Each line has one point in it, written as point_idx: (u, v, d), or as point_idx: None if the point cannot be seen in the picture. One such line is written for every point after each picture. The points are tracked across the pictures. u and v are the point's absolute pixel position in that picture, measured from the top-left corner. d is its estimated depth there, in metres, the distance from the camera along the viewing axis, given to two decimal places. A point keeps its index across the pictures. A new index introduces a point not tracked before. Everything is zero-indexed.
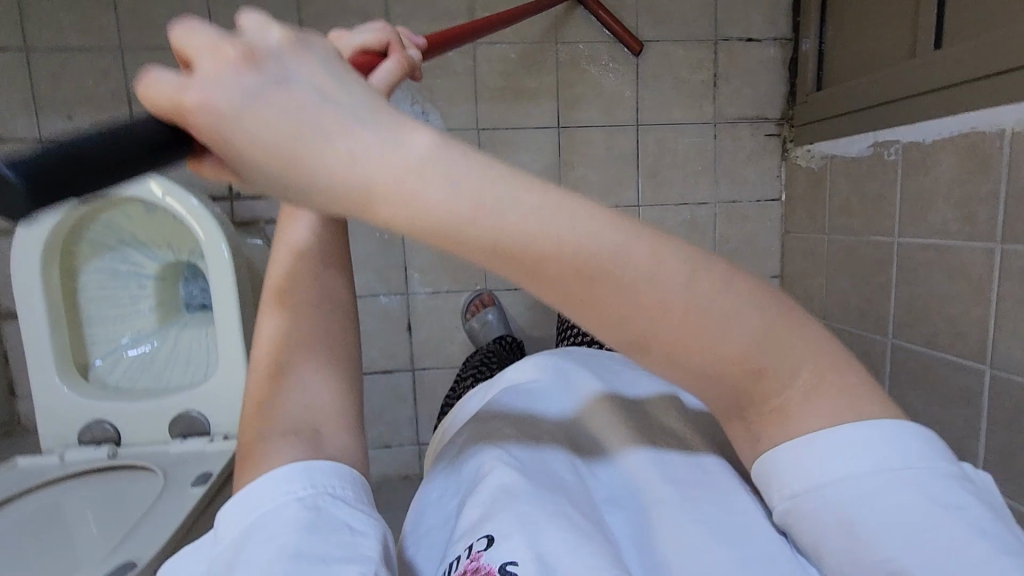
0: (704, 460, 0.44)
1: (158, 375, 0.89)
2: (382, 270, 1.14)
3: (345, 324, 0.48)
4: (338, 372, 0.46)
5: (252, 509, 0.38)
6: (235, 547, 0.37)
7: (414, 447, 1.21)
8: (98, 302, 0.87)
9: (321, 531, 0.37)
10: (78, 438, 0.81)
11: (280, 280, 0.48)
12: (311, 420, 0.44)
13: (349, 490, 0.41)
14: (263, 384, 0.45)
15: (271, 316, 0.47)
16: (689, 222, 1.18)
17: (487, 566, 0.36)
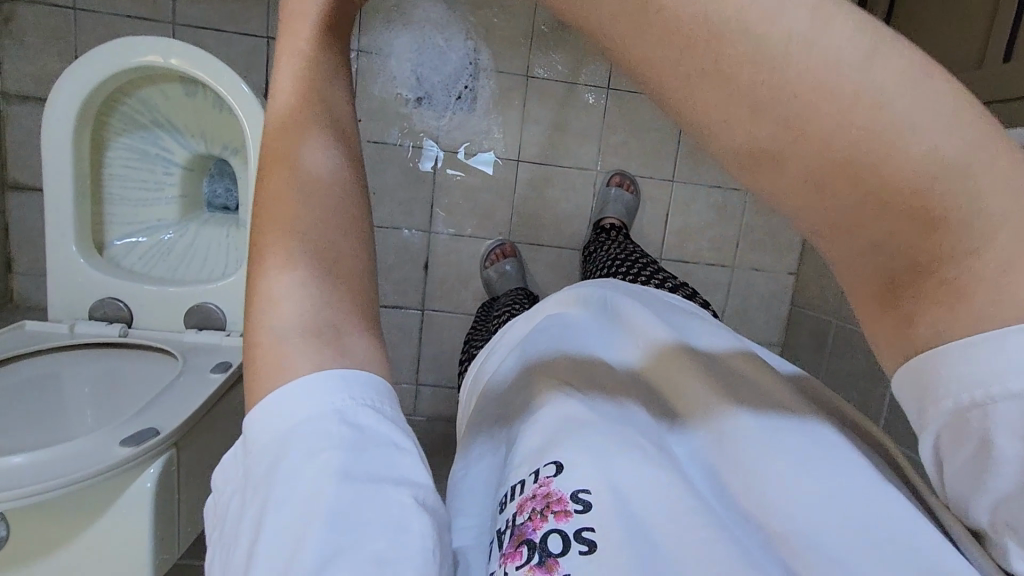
0: (796, 405, 0.42)
1: (175, 266, 0.86)
2: (407, 203, 1.12)
3: (357, 210, 0.41)
4: (353, 263, 0.39)
5: (280, 420, 0.34)
6: (268, 460, 0.33)
7: (411, 386, 1.20)
8: (122, 181, 0.83)
9: (367, 451, 0.33)
10: (89, 313, 0.79)
11: (278, 155, 0.40)
12: (329, 316, 0.37)
13: (385, 401, 0.36)
14: (266, 276, 0.37)
15: (270, 198, 0.39)
16: (719, 205, 1.17)
17: (558, 493, 0.37)
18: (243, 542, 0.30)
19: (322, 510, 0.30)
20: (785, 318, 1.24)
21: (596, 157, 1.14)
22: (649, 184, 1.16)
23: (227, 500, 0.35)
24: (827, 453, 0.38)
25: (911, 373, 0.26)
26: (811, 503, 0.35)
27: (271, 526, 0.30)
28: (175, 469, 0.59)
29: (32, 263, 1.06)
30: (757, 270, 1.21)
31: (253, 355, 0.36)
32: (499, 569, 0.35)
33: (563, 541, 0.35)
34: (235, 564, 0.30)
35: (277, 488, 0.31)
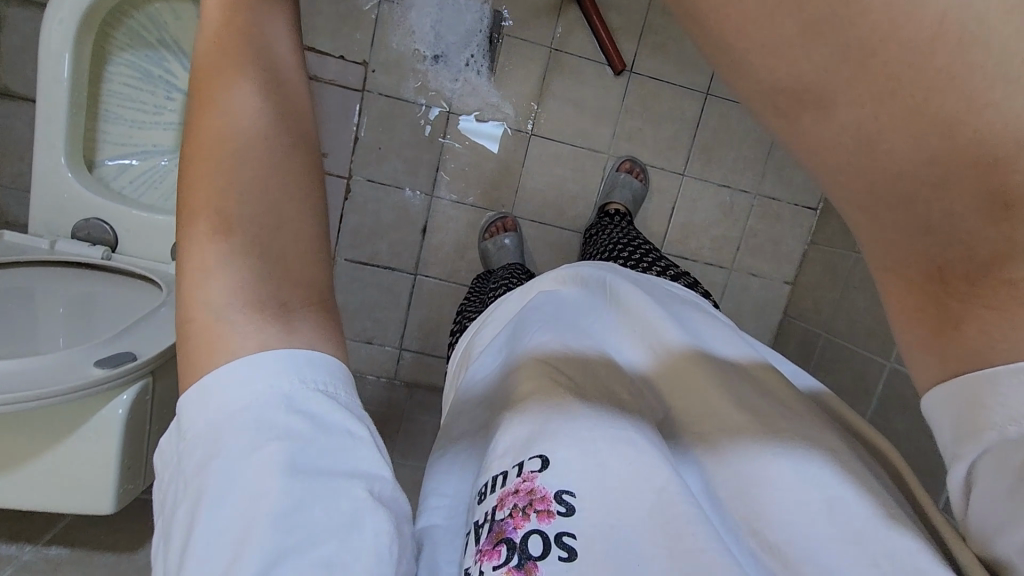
0: (799, 427, 0.40)
1: (167, 195, 0.83)
2: (412, 164, 1.09)
3: (300, 168, 0.34)
4: (300, 231, 0.33)
5: (219, 404, 0.31)
6: (205, 450, 0.30)
7: (395, 350, 1.18)
8: (121, 100, 0.80)
9: (321, 442, 0.31)
10: (71, 232, 0.76)
11: (204, 104, 0.34)
12: (273, 291, 0.32)
13: (339, 384, 0.34)
14: (194, 245, 0.32)
15: (194, 155, 0.33)
16: (725, 205, 1.16)
17: (542, 492, 0.36)
18: (180, 534, 0.28)
19: (269, 509, 0.28)
20: (775, 327, 1.24)
21: (609, 142, 1.12)
22: (658, 175, 1.14)
23: (162, 482, 0.32)
24: (827, 458, 0.38)
25: (958, 392, 0.28)
26: (803, 507, 0.35)
27: (209, 524, 0.27)
28: (149, 398, 0.57)
29: (18, 178, 1.02)
30: (754, 276, 1.20)
31: (188, 332, 0.32)
32: (476, 566, 0.36)
33: (542, 543, 0.35)
34: (171, 556, 0.28)
35: (218, 479, 0.28)
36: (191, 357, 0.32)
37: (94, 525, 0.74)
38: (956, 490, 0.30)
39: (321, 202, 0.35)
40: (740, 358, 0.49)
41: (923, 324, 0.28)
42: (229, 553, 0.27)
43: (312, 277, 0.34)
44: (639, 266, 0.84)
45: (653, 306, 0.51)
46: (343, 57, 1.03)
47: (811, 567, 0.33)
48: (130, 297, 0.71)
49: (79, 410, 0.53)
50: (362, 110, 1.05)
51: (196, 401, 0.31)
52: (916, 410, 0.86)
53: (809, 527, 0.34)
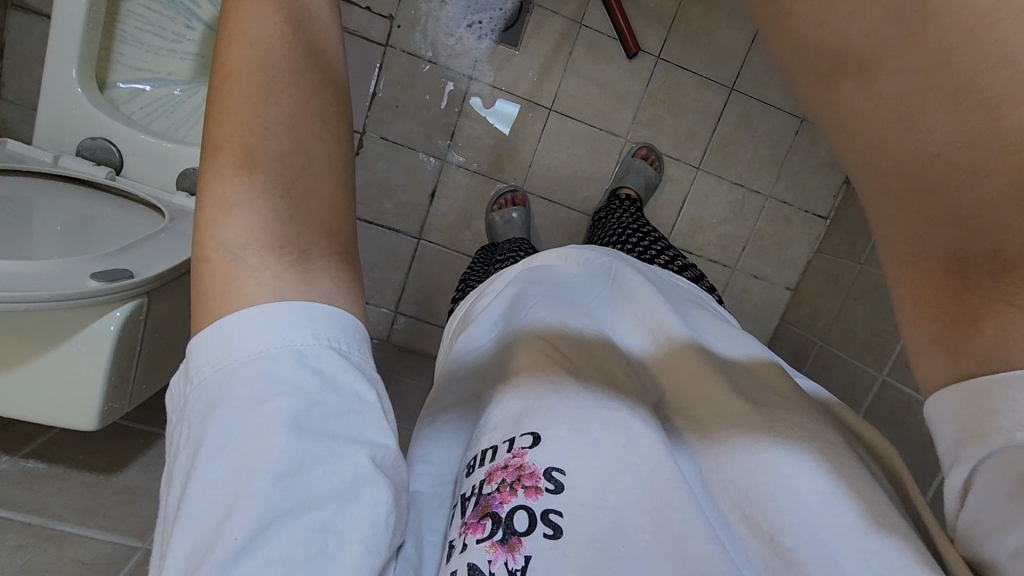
0: (801, 420, 0.37)
1: (175, 126, 0.81)
2: (428, 125, 1.07)
3: (326, 112, 0.34)
4: (318, 176, 0.33)
5: (229, 351, 0.29)
6: (210, 397, 0.29)
7: (389, 313, 1.18)
8: (139, 23, 0.78)
9: (329, 403, 0.29)
10: (77, 149, 0.74)
11: (232, 35, 0.33)
12: (293, 237, 0.32)
13: (354, 343, 0.32)
14: (216, 179, 0.31)
15: (220, 85, 0.32)
16: (736, 204, 1.15)
17: (531, 468, 0.35)
18: (180, 480, 0.28)
19: (267, 466, 0.26)
20: (769, 331, 1.24)
21: (628, 126, 1.11)
22: (673, 166, 1.13)
23: (169, 423, 0.31)
24: (824, 455, 0.35)
25: (969, 392, 0.26)
26: (798, 498, 0.33)
27: (207, 476, 0.27)
28: (142, 320, 0.57)
29: (24, 94, 1.00)
30: (756, 277, 1.20)
31: (197, 273, 0.31)
32: (460, 537, 0.35)
33: (528, 519, 0.33)
34: (172, 499, 0.28)
35: (218, 431, 0.27)
36: (196, 296, 0.31)
37: (73, 444, 0.74)
38: (950, 496, 0.28)
39: (343, 141, 0.35)
40: (742, 357, 0.46)
41: (941, 319, 0.27)
42: (224, 506, 0.26)
43: (328, 223, 0.33)
44: (647, 252, 0.83)
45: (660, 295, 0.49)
46: (370, 8, 1.00)
47: (805, 556, 0.31)
48: (134, 222, 0.70)
49: (72, 322, 0.52)
50: (383, 66, 1.03)
51: (206, 346, 0.30)
52: (901, 423, 0.87)
53: (810, 516, 0.32)
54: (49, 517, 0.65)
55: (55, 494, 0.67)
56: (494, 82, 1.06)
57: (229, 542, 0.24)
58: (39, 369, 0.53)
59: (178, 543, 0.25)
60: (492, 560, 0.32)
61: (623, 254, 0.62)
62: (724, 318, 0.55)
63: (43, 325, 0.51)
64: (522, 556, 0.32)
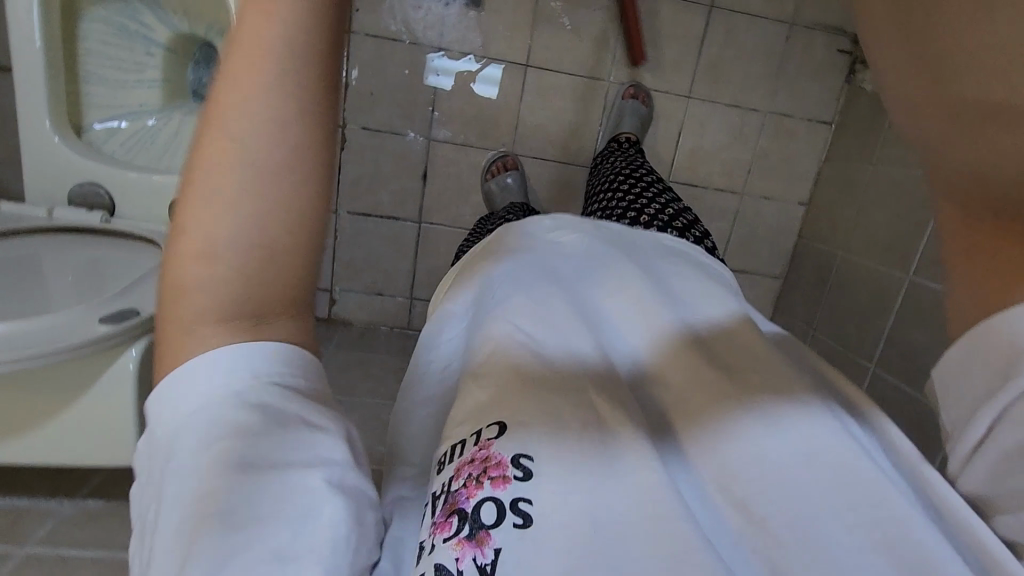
0: (772, 376, 0.37)
1: (159, 156, 0.81)
2: (407, 105, 1.05)
3: (302, 174, 0.32)
4: (282, 248, 0.32)
5: (179, 408, 0.30)
6: (164, 446, 0.29)
7: (406, 300, 1.19)
8: (100, 59, 0.77)
9: (275, 431, 0.30)
10: (68, 198, 0.75)
11: (217, 112, 0.30)
12: (251, 304, 0.32)
13: (296, 375, 0.33)
14: (180, 262, 0.31)
15: (196, 166, 0.30)
16: (735, 126, 1.11)
17: (496, 458, 0.33)
18: (145, 529, 0.28)
19: (215, 498, 0.27)
20: (789, 251, 1.21)
21: (610, 67, 1.07)
22: (662, 99, 1.09)
23: (132, 481, 0.31)
24: (796, 410, 0.34)
25: (989, 342, 0.34)
26: (764, 456, 0.31)
27: (164, 527, 0.26)
28: None
29: (11, 153, 1.01)
30: (767, 199, 1.17)
31: (160, 333, 0.32)
32: (429, 538, 0.33)
33: (496, 510, 0.31)
34: (138, 553, 0.28)
35: (173, 482, 0.28)
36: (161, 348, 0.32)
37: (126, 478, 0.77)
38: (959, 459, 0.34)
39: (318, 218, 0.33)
40: (721, 317, 0.45)
41: (979, 283, 0.37)
42: (182, 539, 0.26)
43: (289, 295, 0.33)
44: (645, 191, 0.82)
45: (638, 273, 0.47)
46: None
47: (783, 525, 0.28)
48: (133, 259, 0.70)
49: (91, 369, 0.54)
50: (350, 54, 1.01)
51: (162, 406, 0.30)
52: (934, 321, 0.84)
53: (787, 477, 0.30)
54: (116, 549, 0.69)
55: (118, 528, 0.71)
56: (464, 48, 1.03)
57: (188, 575, 0.24)
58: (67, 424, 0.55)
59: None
60: (459, 558, 0.30)
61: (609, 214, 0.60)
62: (716, 276, 0.53)
63: (65, 376, 0.53)
64: (491, 549, 0.29)
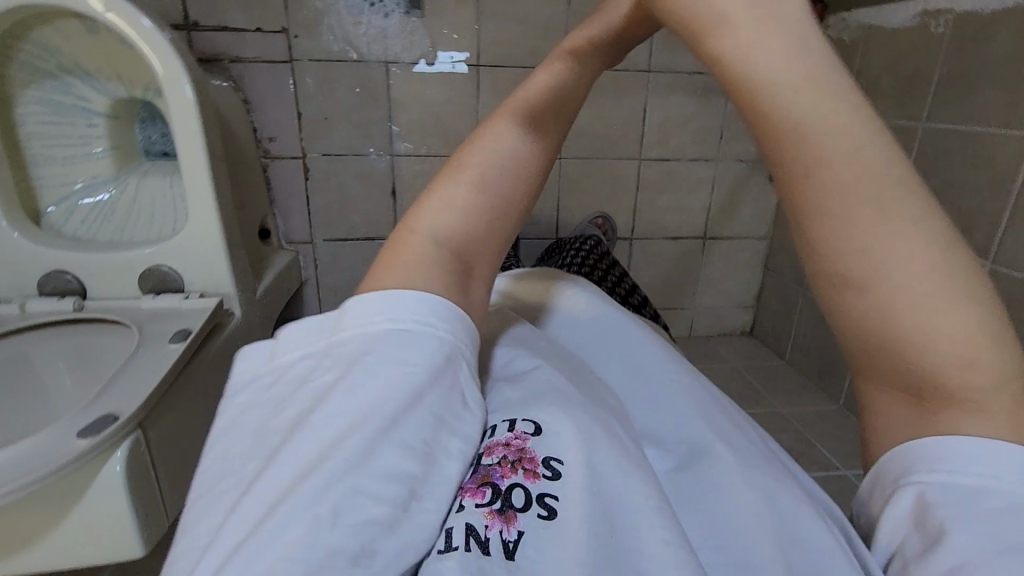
0: (747, 450, 0.39)
1: (121, 228, 0.81)
2: (363, 125, 1.03)
3: (538, 175, 0.48)
4: (505, 218, 0.45)
5: (382, 316, 0.35)
6: (350, 353, 0.34)
7: None
8: (42, 140, 0.76)
9: (437, 378, 0.33)
10: (38, 288, 0.76)
11: (495, 128, 0.47)
12: (473, 252, 0.43)
13: (464, 343, 0.38)
14: (438, 196, 0.44)
15: (471, 151, 0.46)
16: (700, 94, 1.08)
17: (532, 452, 0.34)
18: (290, 419, 0.31)
19: (381, 413, 0.30)
20: (771, 210, 1.19)
21: None
22: (621, 79, 1.05)
23: (300, 360, 0.35)
24: (778, 479, 0.37)
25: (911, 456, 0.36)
26: (756, 511, 0.34)
27: (315, 430, 0.29)
28: (145, 449, 0.57)
29: None
30: (741, 161, 1.15)
31: (398, 241, 0.42)
32: (453, 498, 0.32)
33: (525, 497, 0.32)
34: (270, 442, 0.30)
35: (355, 373, 0.32)
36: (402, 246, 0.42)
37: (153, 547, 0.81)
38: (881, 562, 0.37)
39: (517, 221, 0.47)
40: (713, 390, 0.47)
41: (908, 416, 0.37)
42: (311, 454, 0.28)
43: (489, 257, 0.45)
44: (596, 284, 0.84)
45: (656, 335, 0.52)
46: (260, 28, 0.95)
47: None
48: (111, 343, 0.71)
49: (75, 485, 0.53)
50: (297, 83, 0.99)
51: (373, 296, 0.36)
52: None
53: (780, 529, 0.33)
54: None
55: None
56: (411, 57, 1.00)
57: (331, 471, 0.27)
58: (63, 538, 0.54)
59: (250, 501, 0.27)
60: (488, 526, 0.30)
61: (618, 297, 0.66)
62: None
63: (52, 494, 0.53)
64: (516, 529, 0.31)
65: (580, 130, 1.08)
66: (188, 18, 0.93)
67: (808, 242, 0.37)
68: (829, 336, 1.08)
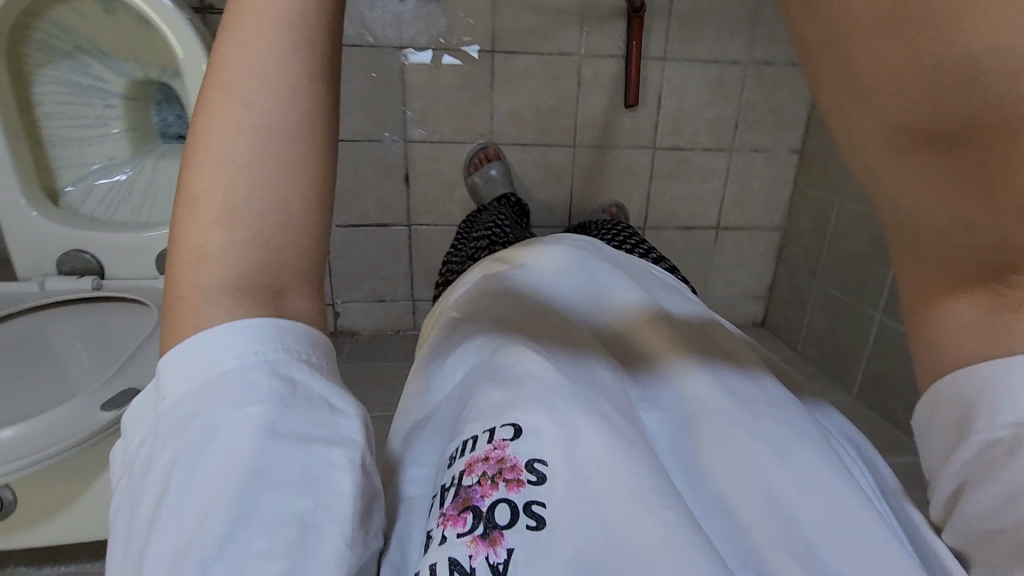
0: (764, 404, 0.38)
1: (137, 209, 0.81)
2: (377, 110, 1.03)
3: (320, 127, 0.32)
4: (296, 202, 0.31)
5: (200, 373, 0.29)
6: (183, 412, 0.28)
7: (408, 303, 1.20)
8: (59, 121, 0.76)
9: (297, 406, 0.29)
10: (58, 267, 0.77)
11: (220, 88, 0.30)
12: (271, 271, 0.31)
13: (315, 352, 0.32)
14: (193, 226, 0.30)
15: (202, 143, 0.30)
16: (715, 82, 1.07)
17: (512, 461, 0.34)
18: (147, 511, 0.26)
19: (237, 467, 0.26)
20: (786, 202, 1.19)
21: (579, 39, 1.02)
22: (637, 66, 1.05)
23: (143, 445, 0.30)
24: (791, 436, 0.36)
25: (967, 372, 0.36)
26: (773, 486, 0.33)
27: (177, 512, 0.25)
28: None
29: None
30: (757, 152, 1.14)
31: (171, 310, 0.30)
32: (438, 529, 0.33)
33: (509, 512, 0.33)
34: (138, 534, 0.26)
35: (196, 452, 0.27)
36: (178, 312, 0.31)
37: None
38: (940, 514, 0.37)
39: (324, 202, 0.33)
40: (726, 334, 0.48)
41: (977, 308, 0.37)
42: (180, 540, 0.25)
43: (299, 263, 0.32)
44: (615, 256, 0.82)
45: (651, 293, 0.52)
46: None
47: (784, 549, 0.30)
48: (124, 324, 0.71)
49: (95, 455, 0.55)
50: None
51: (181, 362, 0.29)
52: None
53: (789, 507, 0.32)
54: None
55: None
56: (425, 42, 0.99)
57: (206, 551, 0.24)
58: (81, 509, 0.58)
59: None
60: (472, 555, 0.31)
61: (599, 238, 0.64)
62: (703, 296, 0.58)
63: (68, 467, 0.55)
64: (503, 548, 0.31)
65: (594, 118, 1.08)
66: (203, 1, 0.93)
67: (906, 142, 0.33)
68: (841, 327, 1.07)
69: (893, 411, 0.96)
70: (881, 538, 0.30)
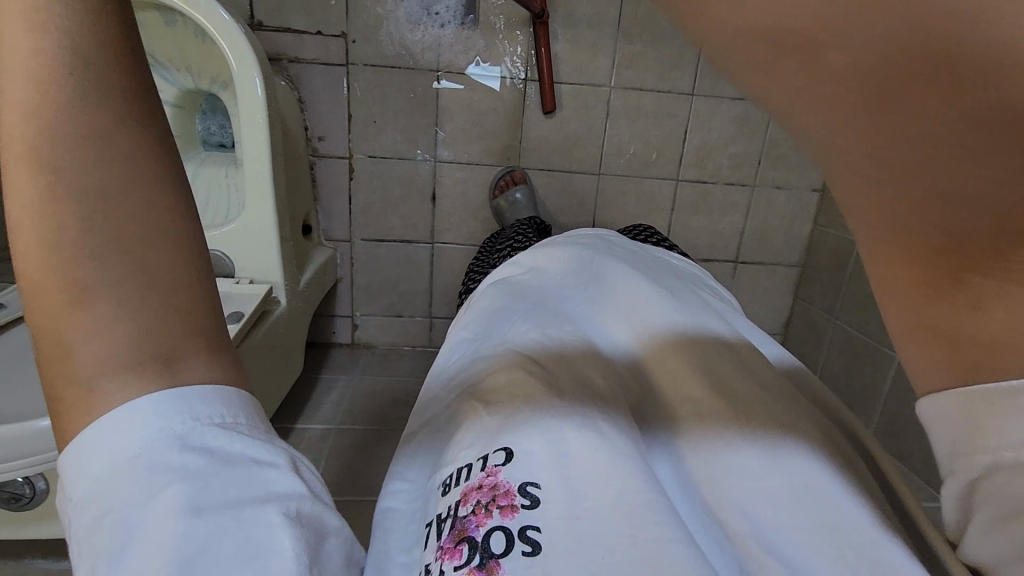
0: (765, 409, 0.39)
1: None
2: (409, 128, 1.06)
3: (162, 164, 0.27)
4: (162, 250, 0.26)
5: (102, 457, 0.25)
6: (94, 505, 0.24)
7: (425, 319, 1.21)
8: None
9: (225, 470, 0.26)
10: None
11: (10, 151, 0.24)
12: (155, 336, 0.26)
13: (237, 412, 0.28)
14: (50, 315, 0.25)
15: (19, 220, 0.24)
16: (739, 119, 1.10)
17: (505, 486, 0.33)
18: None
19: (159, 562, 0.23)
20: (805, 239, 1.20)
21: (611, 71, 1.05)
22: (665, 100, 1.08)
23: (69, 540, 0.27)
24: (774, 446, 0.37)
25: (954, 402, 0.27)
26: (771, 496, 0.33)
27: None
28: None
29: None
30: (779, 188, 1.15)
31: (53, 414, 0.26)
32: (436, 563, 0.32)
33: (505, 540, 0.31)
34: None
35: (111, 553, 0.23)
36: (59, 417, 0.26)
37: None
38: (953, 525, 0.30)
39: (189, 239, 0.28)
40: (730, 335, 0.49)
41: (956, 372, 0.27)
42: None
43: (190, 312, 0.27)
44: None
45: (653, 303, 0.51)
46: (320, 31, 0.99)
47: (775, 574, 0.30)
48: None
49: None
50: (351, 86, 1.02)
51: (76, 459, 0.25)
52: None
53: (777, 537, 0.32)
54: None
55: None
56: (461, 67, 1.03)
57: None
58: None
59: None
60: None
61: (615, 241, 0.65)
62: (717, 306, 0.57)
63: None
64: None
65: (620, 148, 1.11)
66: (252, 18, 0.97)
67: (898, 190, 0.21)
68: (858, 367, 1.07)
69: (909, 454, 0.96)
70: (878, 543, 0.31)
